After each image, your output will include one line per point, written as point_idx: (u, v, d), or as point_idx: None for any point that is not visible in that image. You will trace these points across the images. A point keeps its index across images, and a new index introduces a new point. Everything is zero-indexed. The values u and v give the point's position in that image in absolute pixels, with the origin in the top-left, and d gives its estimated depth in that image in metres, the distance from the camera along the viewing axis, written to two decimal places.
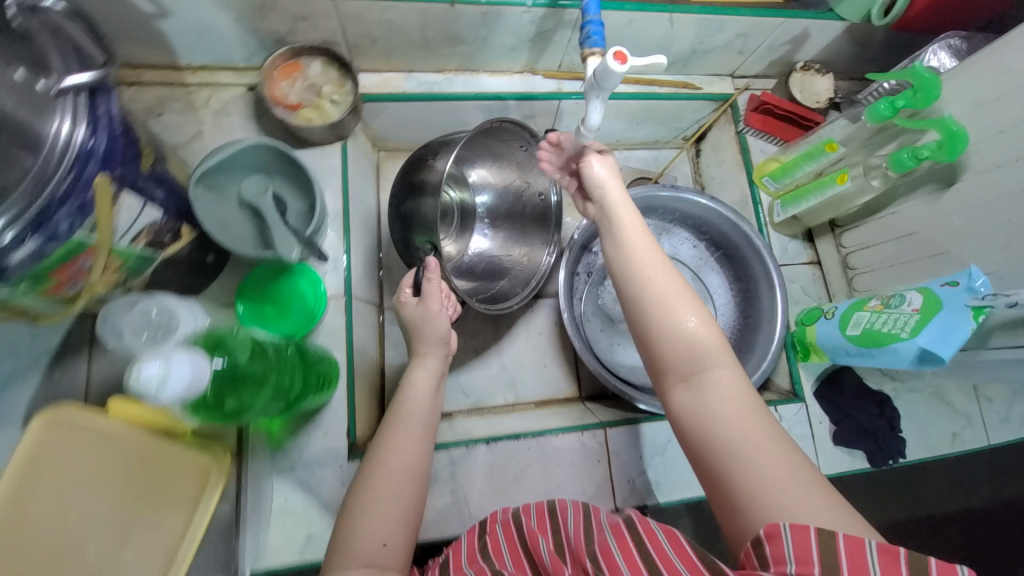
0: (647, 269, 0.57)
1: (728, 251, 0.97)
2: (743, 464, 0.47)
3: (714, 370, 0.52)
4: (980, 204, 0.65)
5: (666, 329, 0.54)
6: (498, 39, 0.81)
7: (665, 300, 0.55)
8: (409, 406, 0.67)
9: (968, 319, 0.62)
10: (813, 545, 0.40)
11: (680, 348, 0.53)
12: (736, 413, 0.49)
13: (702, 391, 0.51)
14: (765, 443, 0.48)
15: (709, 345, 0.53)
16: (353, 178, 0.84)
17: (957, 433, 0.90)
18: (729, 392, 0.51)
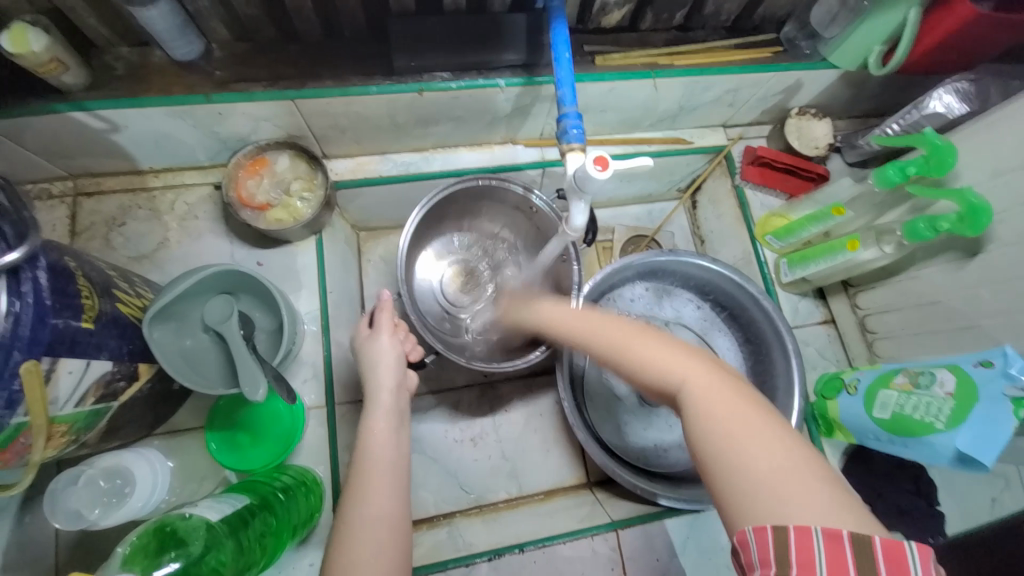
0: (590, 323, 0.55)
1: (735, 311, 0.90)
2: (740, 492, 0.38)
3: (701, 391, 0.44)
4: (1010, 278, 0.60)
5: (638, 362, 0.48)
6: (473, 117, 0.77)
7: (622, 339, 0.51)
8: (370, 453, 0.56)
9: (1008, 413, 0.56)
10: (772, 544, 0.35)
11: (659, 380, 0.46)
12: (727, 438, 0.40)
13: (677, 414, 0.44)
14: (768, 463, 0.39)
15: (674, 373, 0.46)
16: (331, 272, 0.80)
17: (998, 498, 0.81)
18: (707, 405, 0.43)
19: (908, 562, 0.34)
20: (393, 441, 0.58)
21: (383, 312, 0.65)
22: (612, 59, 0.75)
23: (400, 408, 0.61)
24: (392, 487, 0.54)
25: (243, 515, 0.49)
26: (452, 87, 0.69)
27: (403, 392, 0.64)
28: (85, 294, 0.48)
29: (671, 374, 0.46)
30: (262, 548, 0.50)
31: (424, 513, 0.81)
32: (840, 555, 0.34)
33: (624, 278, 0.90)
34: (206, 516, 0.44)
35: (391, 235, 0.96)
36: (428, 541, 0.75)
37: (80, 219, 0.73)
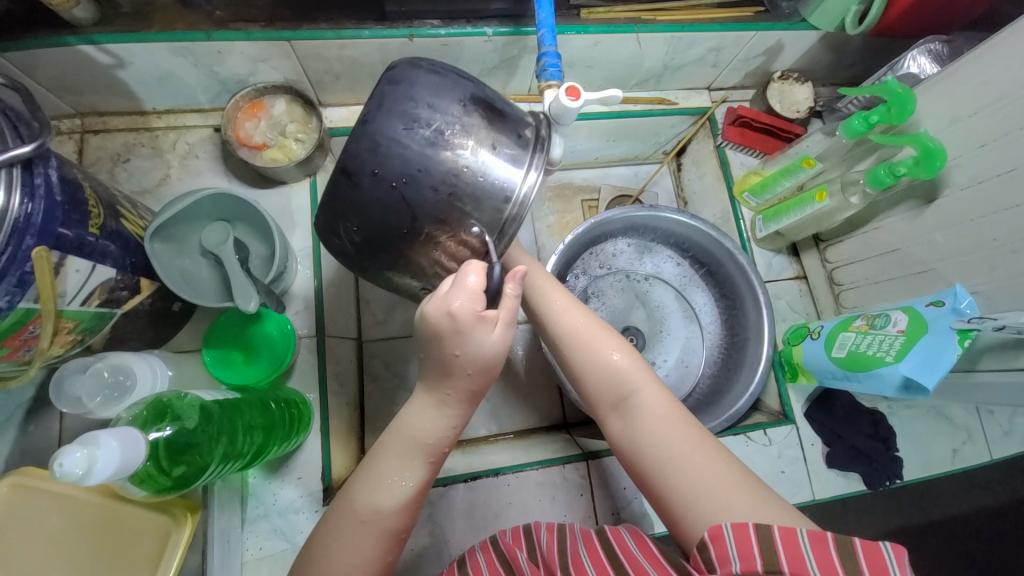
0: (564, 314, 0.60)
1: (711, 266, 0.94)
2: (689, 488, 0.47)
3: (655, 401, 0.53)
4: (963, 221, 0.63)
5: (597, 363, 0.56)
6: (463, 68, 0.80)
7: (588, 342, 0.57)
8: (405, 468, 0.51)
9: (953, 345, 0.59)
10: (752, 544, 0.41)
11: (614, 378, 0.55)
12: (672, 441, 0.50)
13: (632, 417, 0.53)
14: (706, 465, 0.48)
15: (632, 376, 0.55)
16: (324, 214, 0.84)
17: (957, 449, 0.86)
18: (658, 411, 0.52)
19: (888, 565, 0.39)
20: (431, 456, 0.52)
21: (512, 299, 0.51)
22: (597, 12, 0.78)
23: (461, 418, 0.54)
24: (407, 504, 0.51)
25: (233, 408, 0.53)
26: (441, 34, 0.72)
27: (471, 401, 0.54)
28: (90, 203, 0.52)
29: (627, 379, 0.55)
30: (248, 445, 0.54)
31: None
32: (825, 554, 0.40)
33: (607, 230, 0.93)
34: (199, 398, 0.49)
35: None
36: None
37: (87, 154, 0.77)
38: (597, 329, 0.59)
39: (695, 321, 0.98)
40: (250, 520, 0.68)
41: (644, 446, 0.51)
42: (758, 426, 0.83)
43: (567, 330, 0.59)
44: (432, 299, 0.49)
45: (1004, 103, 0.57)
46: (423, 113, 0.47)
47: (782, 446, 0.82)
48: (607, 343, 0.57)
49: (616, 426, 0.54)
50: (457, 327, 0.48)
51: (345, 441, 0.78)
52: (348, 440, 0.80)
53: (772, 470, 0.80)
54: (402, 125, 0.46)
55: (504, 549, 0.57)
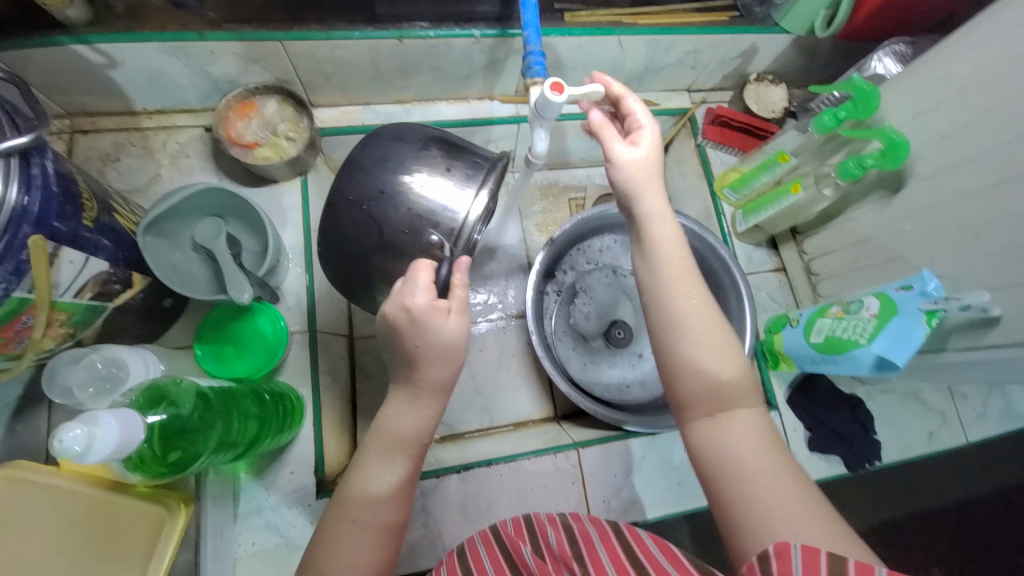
0: (675, 288, 0.51)
1: (695, 260, 0.97)
2: (767, 516, 0.43)
3: (750, 423, 0.48)
4: (927, 210, 0.66)
5: (692, 361, 0.49)
6: (451, 68, 0.83)
7: (694, 331, 0.50)
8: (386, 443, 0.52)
9: (922, 324, 0.62)
10: (823, 570, 0.35)
11: (709, 383, 0.49)
12: (767, 471, 0.45)
13: (724, 431, 0.48)
14: (796, 500, 0.43)
15: (733, 387, 0.49)
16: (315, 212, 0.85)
17: (934, 432, 0.89)
18: (753, 436, 0.47)
19: None
20: (411, 451, 0.52)
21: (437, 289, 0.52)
22: (580, 16, 0.81)
23: (437, 409, 0.54)
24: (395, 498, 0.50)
25: (229, 396, 0.54)
26: (430, 35, 0.75)
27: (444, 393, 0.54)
28: (84, 196, 0.53)
29: (729, 389, 0.49)
30: (242, 434, 0.55)
31: None
32: None
33: (594, 226, 0.96)
34: (194, 385, 0.49)
35: None
36: None
37: (76, 154, 0.78)
38: (708, 322, 0.51)
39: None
40: (243, 515, 0.68)
41: (733, 462, 0.46)
42: None
43: (672, 311, 0.51)
44: (389, 299, 0.52)
45: (961, 97, 0.60)
46: (393, 156, 0.58)
47: None
48: (712, 336, 0.50)
49: (702, 432, 0.48)
50: (413, 318, 0.50)
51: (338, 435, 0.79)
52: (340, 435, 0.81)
53: None
54: (376, 167, 0.57)
55: (506, 539, 0.59)
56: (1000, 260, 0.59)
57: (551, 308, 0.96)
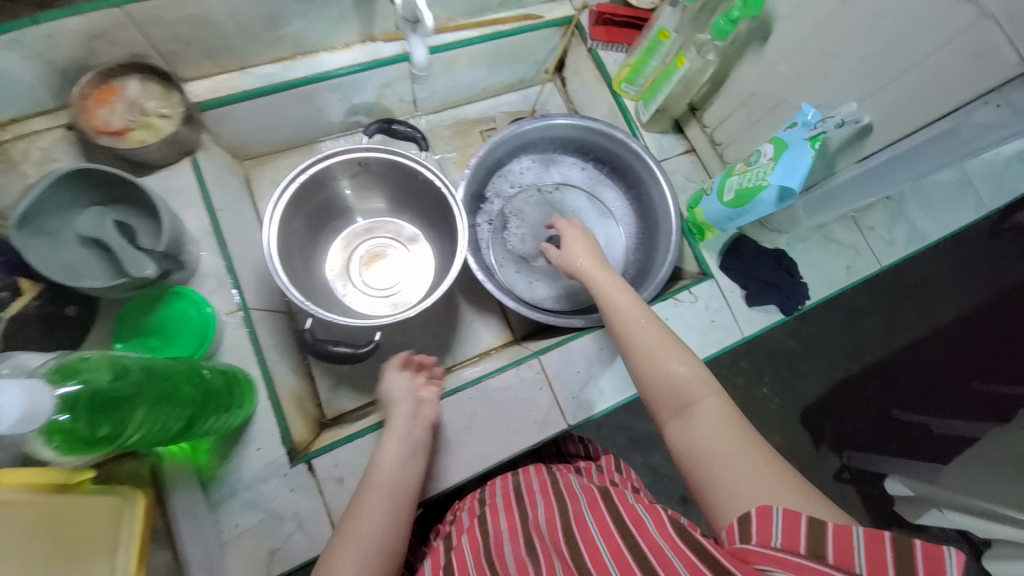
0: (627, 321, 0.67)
1: (611, 161, 1.00)
2: (735, 486, 0.50)
3: (719, 413, 0.56)
4: (794, 46, 0.71)
5: (656, 374, 0.60)
6: (319, 12, 0.79)
7: (650, 350, 0.62)
8: (371, 461, 0.63)
9: (806, 150, 0.66)
10: (803, 530, 0.43)
11: (672, 388, 0.59)
12: (732, 447, 0.53)
13: (693, 422, 0.56)
14: (764, 473, 0.50)
15: (692, 385, 0.58)
16: (216, 190, 0.80)
17: (851, 265, 0.98)
18: (719, 423, 0.55)
19: (947, 567, 0.40)
20: (397, 467, 0.63)
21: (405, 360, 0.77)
22: None
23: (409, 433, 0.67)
24: (388, 506, 0.59)
25: (155, 369, 0.51)
26: None
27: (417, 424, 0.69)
28: None
29: (689, 391, 0.58)
30: (178, 404, 0.53)
31: (370, 396, 0.87)
32: (878, 552, 0.42)
33: (506, 148, 0.96)
34: (106, 357, 0.46)
35: (275, 160, 0.97)
36: (376, 413, 0.81)
37: None
38: (663, 341, 0.63)
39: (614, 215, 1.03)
40: (219, 503, 0.67)
41: (698, 448, 0.54)
42: (683, 288, 0.90)
43: (631, 336, 0.65)
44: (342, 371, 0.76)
45: None
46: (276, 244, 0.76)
47: (707, 299, 0.90)
48: (671, 349, 0.62)
49: (677, 430, 0.57)
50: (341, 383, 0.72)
51: (299, 406, 0.77)
52: (304, 407, 0.79)
53: (702, 322, 0.88)
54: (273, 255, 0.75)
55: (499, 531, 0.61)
56: (859, 73, 0.64)
57: (487, 239, 0.97)
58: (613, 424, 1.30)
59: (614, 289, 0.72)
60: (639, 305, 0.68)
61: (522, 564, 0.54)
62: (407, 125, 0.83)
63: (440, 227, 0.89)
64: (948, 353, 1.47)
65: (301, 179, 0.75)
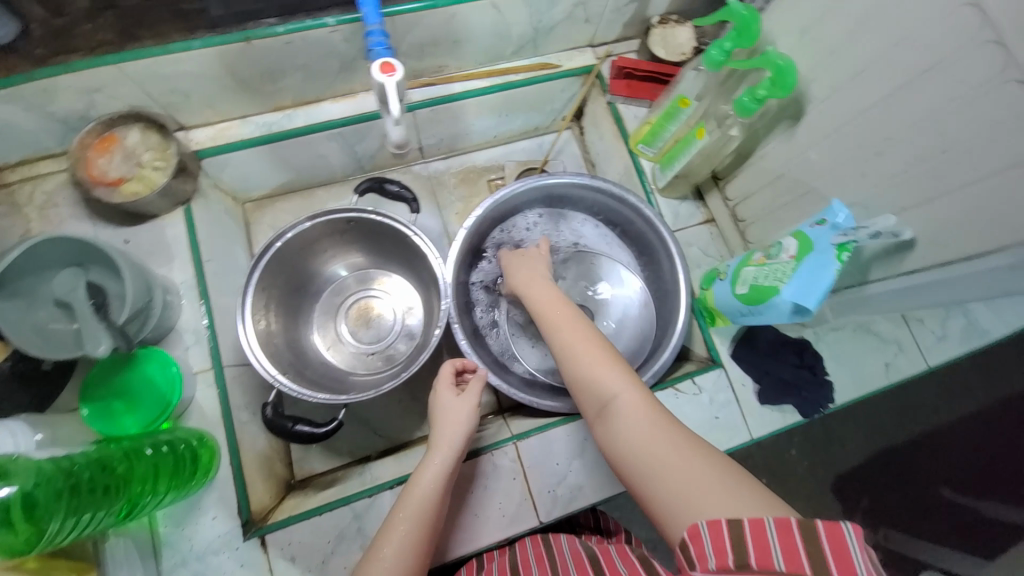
0: (544, 320, 0.61)
1: (624, 224, 0.92)
2: (671, 497, 0.42)
3: (640, 405, 0.48)
4: (826, 133, 0.61)
5: (577, 375, 0.54)
6: (319, 64, 0.77)
7: (566, 350, 0.56)
8: (410, 495, 0.61)
9: (832, 261, 0.57)
10: (727, 537, 0.37)
11: (590, 389, 0.52)
12: (657, 445, 0.45)
13: (614, 423, 0.49)
14: (693, 474, 0.42)
15: (610, 380, 0.51)
16: (206, 240, 0.79)
17: (891, 362, 0.85)
18: (642, 416, 0.47)
19: (848, 543, 0.36)
20: (431, 504, 0.60)
21: (478, 380, 0.70)
22: None
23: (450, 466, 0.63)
24: (416, 549, 0.57)
25: (79, 472, 0.49)
26: (279, 31, 0.69)
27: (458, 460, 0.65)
28: None
29: (607, 385, 0.51)
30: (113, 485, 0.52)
31: (342, 458, 0.84)
32: (796, 549, 0.36)
33: (509, 204, 0.91)
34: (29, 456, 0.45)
35: (277, 202, 0.96)
36: (343, 482, 0.78)
37: None
38: (587, 333, 0.57)
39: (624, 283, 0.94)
40: (167, 571, 0.65)
41: (630, 455, 0.46)
42: (685, 376, 0.82)
43: (559, 333, 0.58)
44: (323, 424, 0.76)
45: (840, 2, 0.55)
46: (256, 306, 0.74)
47: (713, 392, 0.81)
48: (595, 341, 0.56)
49: (603, 436, 0.50)
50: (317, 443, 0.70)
51: (264, 469, 0.76)
52: (271, 469, 0.77)
53: (705, 418, 0.79)
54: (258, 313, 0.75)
55: None
56: (901, 176, 0.54)
57: (480, 301, 0.92)
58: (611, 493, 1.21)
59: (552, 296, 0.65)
60: (562, 305, 0.62)
61: None
62: (400, 184, 0.80)
63: (430, 289, 0.85)
64: None
65: (282, 243, 0.74)
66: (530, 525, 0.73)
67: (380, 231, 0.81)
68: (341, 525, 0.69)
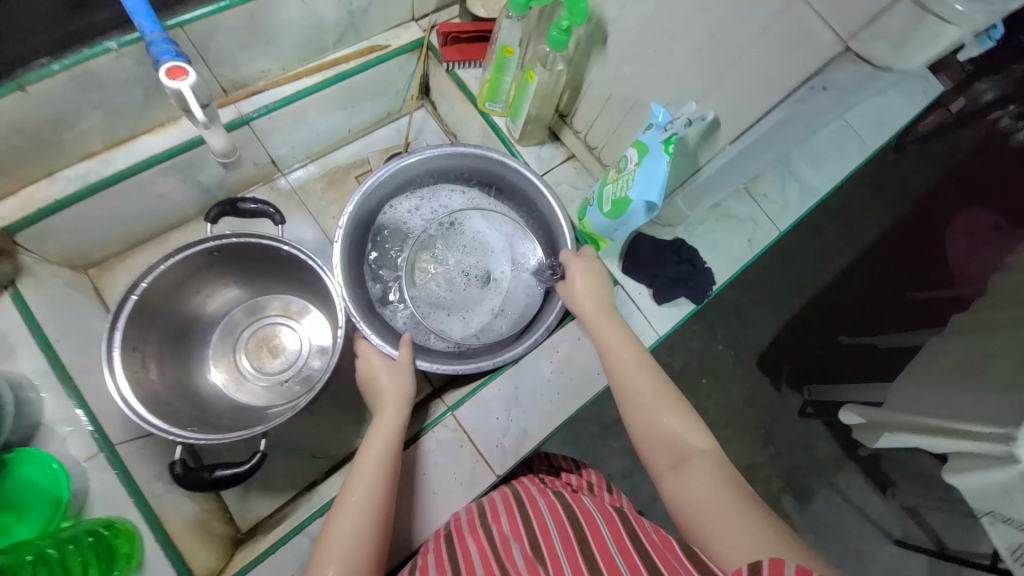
0: (625, 368, 0.66)
1: (494, 182, 0.94)
2: (721, 531, 0.49)
3: (714, 470, 0.55)
4: (630, 48, 0.68)
5: (653, 417, 0.60)
6: (118, 97, 0.70)
7: (649, 406, 0.61)
8: (369, 441, 0.65)
9: (662, 157, 0.63)
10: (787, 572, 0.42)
11: (665, 440, 0.59)
12: (723, 503, 0.51)
13: (688, 476, 0.55)
14: (740, 523, 0.49)
15: (685, 436, 0.58)
16: (50, 321, 0.71)
17: (752, 237, 0.98)
18: (717, 480, 0.54)
19: None
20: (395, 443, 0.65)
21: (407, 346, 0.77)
22: None
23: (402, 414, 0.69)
24: (381, 487, 0.59)
25: None
26: (55, 69, 0.62)
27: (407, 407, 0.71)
28: None
29: (683, 441, 0.58)
30: None
31: (287, 493, 0.81)
32: None
33: (377, 199, 0.90)
34: None
35: (129, 258, 0.89)
36: (292, 514, 0.75)
37: None
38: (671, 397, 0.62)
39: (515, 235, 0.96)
40: None
41: (695, 505, 0.53)
42: None
43: (627, 375, 0.65)
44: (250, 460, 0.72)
45: None
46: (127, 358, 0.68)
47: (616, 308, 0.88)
48: (673, 399, 0.62)
49: (674, 486, 0.56)
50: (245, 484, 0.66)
51: (201, 533, 0.71)
52: (209, 531, 0.72)
53: None
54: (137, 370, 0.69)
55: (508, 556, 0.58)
56: (694, 67, 0.61)
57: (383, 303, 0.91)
58: (570, 434, 1.29)
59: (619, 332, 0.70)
60: (621, 337, 0.69)
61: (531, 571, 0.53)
62: (256, 200, 0.76)
63: (324, 298, 0.83)
64: (890, 273, 1.45)
65: (140, 292, 0.68)
66: (489, 483, 0.75)
67: (250, 253, 0.77)
68: (300, 554, 0.67)
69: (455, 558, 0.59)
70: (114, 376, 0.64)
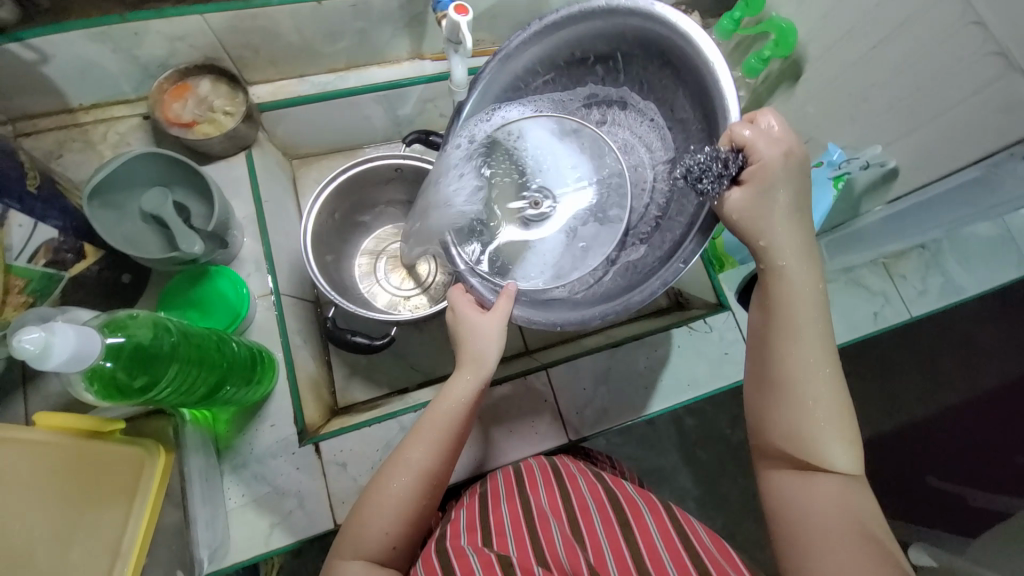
0: (794, 344, 0.52)
1: (616, 49, 0.65)
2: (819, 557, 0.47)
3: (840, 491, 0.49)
4: (823, 91, 0.73)
5: (796, 413, 0.52)
6: (374, 29, 0.86)
7: (800, 399, 0.51)
8: (438, 405, 0.60)
9: (830, 190, 0.73)
10: None
11: (793, 436, 0.52)
12: (837, 532, 0.47)
13: (807, 483, 0.50)
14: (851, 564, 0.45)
15: (824, 441, 0.51)
16: (264, 183, 0.87)
17: (878, 312, 0.94)
18: (838, 502, 0.49)
19: None
20: (462, 415, 0.60)
21: (506, 300, 0.60)
22: None
23: (477, 381, 0.61)
24: (444, 456, 0.59)
25: (188, 334, 0.57)
26: None
27: (487, 372, 0.62)
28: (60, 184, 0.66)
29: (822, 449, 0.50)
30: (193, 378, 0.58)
31: (382, 390, 0.91)
32: None
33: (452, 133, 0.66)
34: (150, 316, 0.52)
35: (321, 160, 1.06)
36: (383, 406, 0.85)
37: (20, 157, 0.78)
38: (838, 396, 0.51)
39: (659, 130, 0.68)
40: (229, 471, 0.71)
41: (800, 519, 0.49)
42: (698, 316, 0.89)
43: (784, 362, 0.52)
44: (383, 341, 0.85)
45: None
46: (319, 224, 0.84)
47: (723, 331, 0.88)
48: (826, 387, 0.51)
49: (786, 480, 0.52)
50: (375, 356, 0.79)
51: (313, 390, 0.82)
52: (319, 392, 0.84)
53: (715, 352, 0.87)
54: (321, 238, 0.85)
55: (533, 527, 0.58)
56: (889, 116, 0.64)
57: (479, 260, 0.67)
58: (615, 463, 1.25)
59: (806, 288, 0.53)
60: (804, 302, 0.53)
61: (569, 554, 0.55)
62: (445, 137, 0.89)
63: None
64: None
65: (339, 181, 0.82)
66: (560, 441, 0.81)
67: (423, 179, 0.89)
68: (388, 436, 0.76)
69: (488, 519, 0.61)
70: (306, 224, 0.80)
